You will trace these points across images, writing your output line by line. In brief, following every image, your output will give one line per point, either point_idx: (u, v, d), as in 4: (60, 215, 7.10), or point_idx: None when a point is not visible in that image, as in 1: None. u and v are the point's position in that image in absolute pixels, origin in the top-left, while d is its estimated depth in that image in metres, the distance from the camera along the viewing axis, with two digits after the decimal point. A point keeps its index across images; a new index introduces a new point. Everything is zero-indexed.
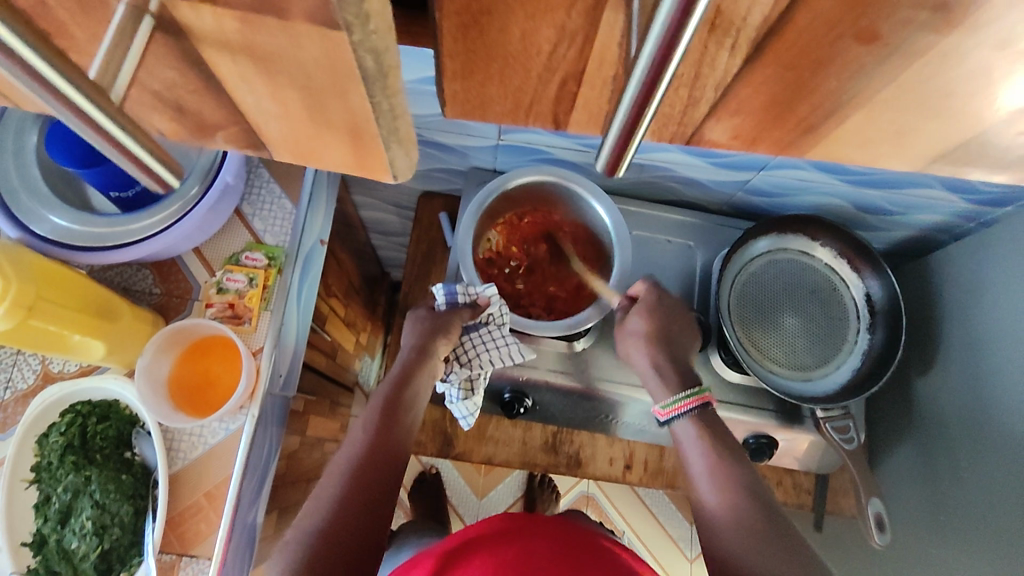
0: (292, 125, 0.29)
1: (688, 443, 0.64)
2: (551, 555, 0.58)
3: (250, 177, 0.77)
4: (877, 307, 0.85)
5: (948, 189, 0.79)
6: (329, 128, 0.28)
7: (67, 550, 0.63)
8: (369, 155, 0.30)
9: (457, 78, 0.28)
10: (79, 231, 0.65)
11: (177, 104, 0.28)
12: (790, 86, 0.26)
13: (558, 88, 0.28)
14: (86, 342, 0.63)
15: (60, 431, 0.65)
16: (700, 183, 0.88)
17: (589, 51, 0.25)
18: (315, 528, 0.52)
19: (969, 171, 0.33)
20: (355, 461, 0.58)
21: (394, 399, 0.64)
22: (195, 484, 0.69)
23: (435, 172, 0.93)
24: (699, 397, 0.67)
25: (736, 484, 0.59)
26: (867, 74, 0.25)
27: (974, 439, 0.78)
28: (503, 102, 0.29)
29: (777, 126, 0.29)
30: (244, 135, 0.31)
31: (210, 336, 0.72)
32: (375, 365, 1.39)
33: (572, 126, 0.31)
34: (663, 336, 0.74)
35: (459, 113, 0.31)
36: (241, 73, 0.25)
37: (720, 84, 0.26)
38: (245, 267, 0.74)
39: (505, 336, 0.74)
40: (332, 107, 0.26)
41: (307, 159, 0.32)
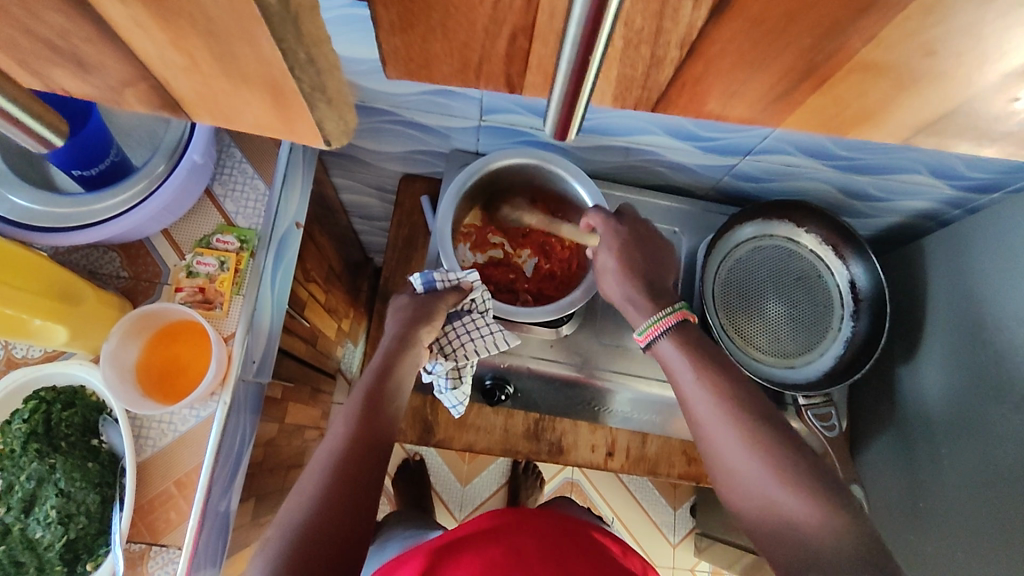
0: (205, 83, 0.26)
1: (676, 366, 0.59)
2: (540, 551, 0.58)
3: (221, 156, 0.75)
4: (861, 295, 0.85)
5: (933, 175, 0.78)
6: (245, 84, 0.25)
7: (31, 539, 0.60)
8: (296, 117, 0.27)
9: (396, 32, 0.26)
10: (38, 210, 0.62)
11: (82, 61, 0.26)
12: (762, 42, 0.24)
13: (508, 47, 0.26)
14: (48, 327, 0.61)
15: (22, 417, 0.62)
16: (686, 167, 0.87)
17: (537, 0, 0.23)
18: (296, 523, 0.51)
19: (954, 143, 0.31)
20: (337, 454, 0.55)
21: (376, 390, 0.61)
22: (165, 472, 0.67)
23: (415, 154, 0.91)
24: (678, 314, 0.61)
25: (734, 402, 0.56)
26: (843, 30, 0.23)
27: (956, 425, 0.78)
28: (448, 60, 0.27)
29: (749, 91, 0.28)
30: (157, 98, 0.28)
31: (179, 321, 0.70)
32: (358, 352, 1.37)
33: (528, 89, 0.29)
34: (635, 262, 0.66)
35: (404, 74, 0.29)
36: (135, 19, 0.22)
37: (684, 41, 0.24)
38: (216, 250, 0.72)
39: (489, 324, 0.73)
40: (243, 57, 0.23)
41: (228, 121, 0.29)
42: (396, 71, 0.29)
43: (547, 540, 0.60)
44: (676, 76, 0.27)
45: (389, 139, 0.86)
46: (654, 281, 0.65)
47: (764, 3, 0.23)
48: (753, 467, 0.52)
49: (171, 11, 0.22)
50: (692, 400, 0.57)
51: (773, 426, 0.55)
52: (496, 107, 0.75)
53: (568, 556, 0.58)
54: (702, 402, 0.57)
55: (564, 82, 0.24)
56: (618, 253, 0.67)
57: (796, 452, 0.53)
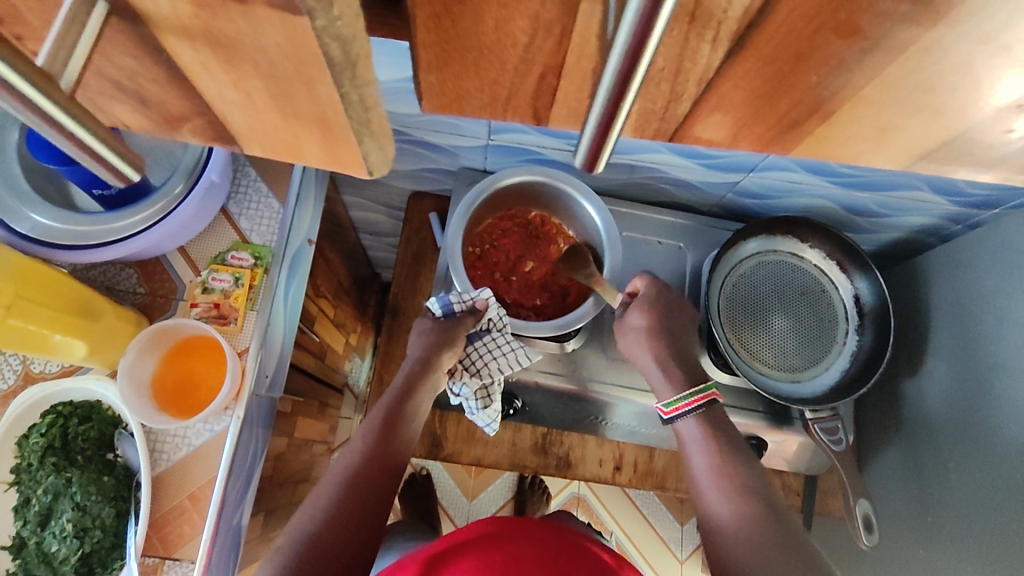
0: (258, 119, 0.28)
1: (691, 444, 0.64)
2: (536, 559, 0.59)
3: (236, 176, 0.76)
4: (865, 309, 0.86)
5: (935, 192, 0.79)
6: (297, 120, 0.27)
7: (47, 553, 0.62)
8: (342, 151, 0.29)
9: (432, 70, 0.27)
10: (59, 229, 0.63)
11: (140, 93, 0.27)
12: (771, 80, 0.26)
13: (537, 84, 0.27)
14: (67, 342, 0.62)
15: (40, 431, 0.64)
16: (691, 184, 0.88)
17: (566, 43, 0.24)
18: (306, 534, 0.51)
19: (956, 170, 0.32)
20: (352, 470, 0.56)
21: (396, 409, 0.63)
22: (179, 486, 0.68)
23: (425, 172, 0.92)
24: (708, 394, 0.66)
25: (739, 482, 0.59)
26: (850, 69, 0.25)
27: (956, 439, 0.80)
28: (479, 94, 0.29)
29: (761, 121, 0.29)
30: (211, 129, 0.30)
31: (194, 337, 0.71)
32: (366, 366, 1.38)
33: (553, 121, 0.30)
34: (665, 328, 0.72)
35: (437, 108, 0.30)
36: (204, 62, 0.24)
37: (701, 79, 0.26)
38: (231, 267, 0.73)
39: (510, 342, 0.73)
40: (300, 97, 0.25)
41: (280, 153, 0.31)
42: (429, 103, 0.30)
43: (538, 550, 0.61)
44: (693, 110, 0.28)
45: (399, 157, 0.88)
46: (671, 340, 0.71)
47: (775, 45, 0.24)
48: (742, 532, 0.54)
49: (231, 54, 0.23)
50: (700, 475, 0.61)
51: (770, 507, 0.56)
52: (506, 128, 0.77)
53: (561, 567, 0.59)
54: (708, 478, 0.60)
55: (594, 129, 0.24)
56: (655, 314, 0.72)
57: (789, 533, 0.54)
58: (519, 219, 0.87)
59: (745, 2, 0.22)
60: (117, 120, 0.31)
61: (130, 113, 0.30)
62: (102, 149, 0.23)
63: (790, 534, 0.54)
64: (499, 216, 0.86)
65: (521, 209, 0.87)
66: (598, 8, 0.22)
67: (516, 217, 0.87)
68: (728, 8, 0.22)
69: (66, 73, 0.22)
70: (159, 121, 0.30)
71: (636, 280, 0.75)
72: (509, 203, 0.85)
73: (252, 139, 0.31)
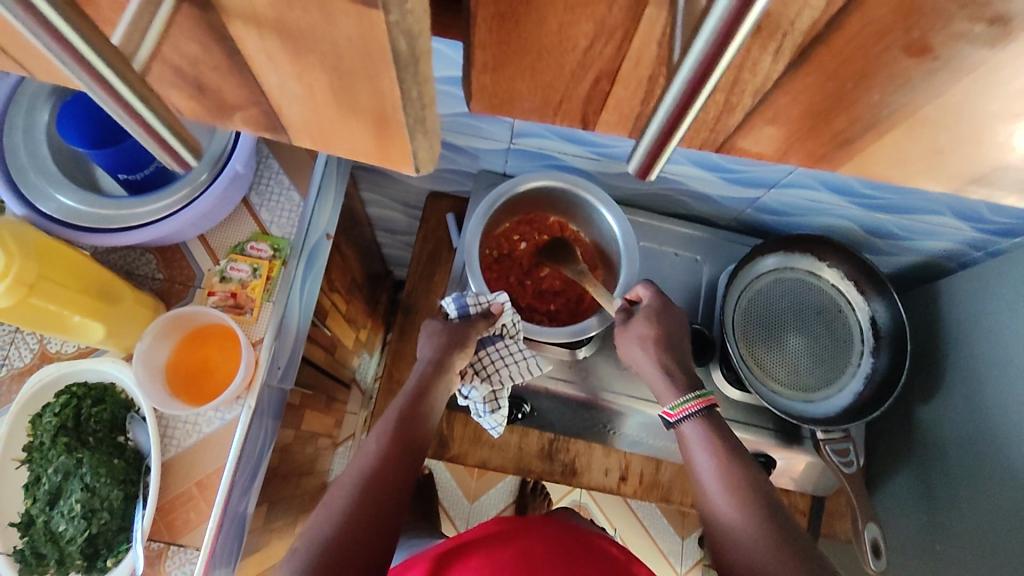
0: (315, 108, 0.29)
1: (696, 448, 0.61)
2: (545, 555, 0.61)
3: (259, 167, 0.77)
4: (882, 331, 0.85)
5: (958, 218, 0.78)
6: (354, 113, 0.28)
7: (54, 532, 0.62)
8: (393, 144, 0.30)
9: (487, 71, 0.27)
10: (85, 211, 0.64)
11: (194, 81, 0.28)
12: (829, 96, 0.26)
13: (590, 88, 0.27)
14: (86, 323, 0.62)
15: (53, 411, 0.64)
16: (712, 198, 0.88)
17: (626, 49, 0.24)
18: (323, 538, 0.51)
19: (1000, 196, 0.32)
20: (367, 472, 0.56)
21: (410, 410, 0.62)
22: (187, 473, 0.68)
23: (446, 172, 0.93)
24: (704, 399, 0.64)
25: (745, 489, 0.57)
26: (913, 86, 0.25)
27: (973, 471, 0.78)
28: (531, 97, 0.29)
29: (811, 137, 0.29)
30: (262, 118, 0.31)
31: (211, 326, 0.71)
32: (373, 362, 1.39)
33: (601, 126, 0.30)
34: (670, 338, 0.70)
35: (485, 108, 0.30)
36: (266, 51, 0.24)
37: (759, 90, 0.26)
38: (249, 258, 0.74)
39: (523, 350, 0.74)
40: (361, 90, 0.26)
41: (325, 145, 0.32)
42: (479, 103, 0.30)
43: (546, 548, 0.63)
44: (744, 121, 0.28)
45: None
46: (674, 349, 0.69)
47: (837, 62, 0.24)
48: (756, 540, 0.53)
49: (297, 44, 0.24)
50: (703, 475, 0.59)
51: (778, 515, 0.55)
52: (529, 132, 0.77)
53: (571, 556, 0.62)
54: (712, 481, 0.58)
55: (648, 145, 0.25)
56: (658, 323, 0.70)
57: (797, 544, 0.53)
58: (537, 225, 0.87)
59: (815, 15, 0.22)
60: None
61: (179, 100, 0.30)
62: (163, 129, 0.25)
63: (797, 545, 0.52)
64: (516, 219, 0.86)
65: (538, 214, 0.87)
66: (663, 14, 0.22)
67: (534, 222, 0.87)
68: (796, 21, 0.22)
69: (138, 53, 0.23)
70: (208, 110, 0.30)
71: (636, 287, 0.74)
72: (528, 207, 0.85)
73: (301, 131, 0.31)
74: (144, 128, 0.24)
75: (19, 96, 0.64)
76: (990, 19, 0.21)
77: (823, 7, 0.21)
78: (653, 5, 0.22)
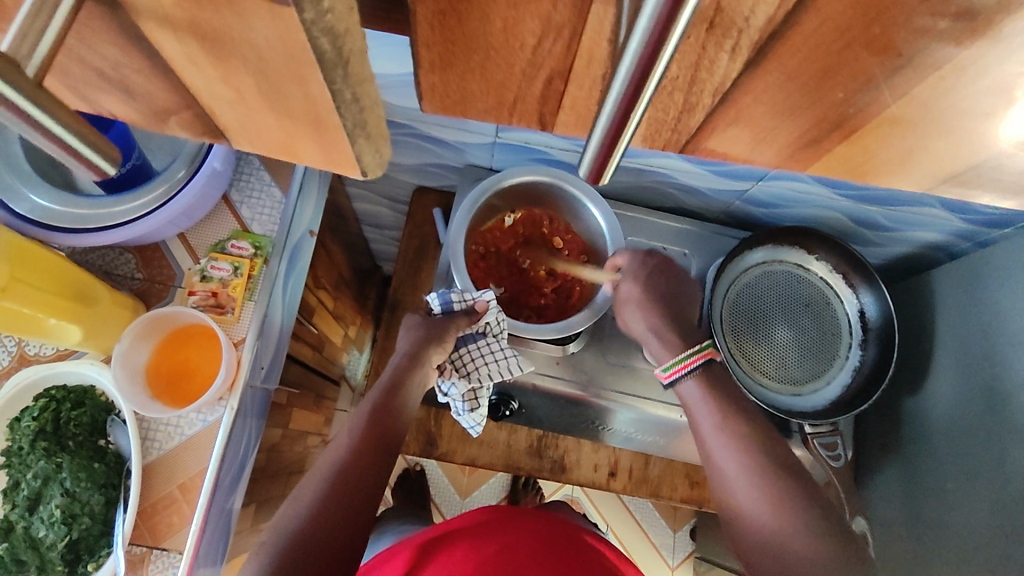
0: (246, 111, 0.28)
1: (698, 407, 0.61)
2: (530, 550, 0.61)
3: (239, 163, 0.76)
4: (870, 324, 0.85)
5: (944, 209, 0.78)
6: (291, 118, 0.27)
7: (35, 538, 0.61)
8: (335, 148, 0.29)
9: (434, 70, 0.26)
10: (57, 210, 0.63)
11: (129, 83, 0.27)
12: (793, 95, 0.25)
13: (544, 87, 0.27)
14: (62, 326, 0.61)
15: (32, 415, 0.63)
16: (699, 190, 0.87)
17: (577, 47, 0.24)
18: (292, 529, 0.51)
19: (975, 194, 0.31)
20: (338, 464, 0.55)
21: (384, 404, 0.61)
22: (169, 476, 0.67)
23: (430, 167, 0.92)
24: (705, 353, 0.63)
25: (754, 447, 0.57)
26: (875, 84, 0.24)
27: (959, 465, 0.79)
28: (484, 97, 0.28)
29: (781, 136, 0.28)
30: (199, 124, 0.29)
31: (189, 325, 0.70)
32: (363, 358, 1.38)
33: (560, 127, 0.29)
34: (659, 296, 0.70)
35: (438, 109, 0.30)
36: (188, 56, 0.24)
37: (718, 90, 0.25)
38: (230, 256, 0.73)
39: (504, 349, 0.73)
40: (291, 93, 0.25)
41: (284, 152, 0.31)
42: (430, 104, 0.29)
43: (533, 542, 0.63)
44: (707, 120, 0.27)
45: (404, 152, 0.87)
46: (672, 314, 0.69)
47: (799, 59, 0.23)
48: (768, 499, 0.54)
49: (221, 47, 0.23)
50: (707, 437, 0.59)
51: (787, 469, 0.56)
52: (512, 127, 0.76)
53: (555, 551, 0.62)
54: (717, 441, 0.58)
55: (596, 149, 0.24)
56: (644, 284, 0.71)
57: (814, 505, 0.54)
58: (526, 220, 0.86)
59: (769, 12, 0.21)
60: (109, 108, 0.30)
61: (125, 101, 0.29)
62: (73, 141, 0.22)
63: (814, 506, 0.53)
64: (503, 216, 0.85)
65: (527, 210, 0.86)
66: (611, 11, 0.21)
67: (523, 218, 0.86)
68: (750, 18, 0.21)
69: (33, 58, 0.21)
70: (149, 113, 0.29)
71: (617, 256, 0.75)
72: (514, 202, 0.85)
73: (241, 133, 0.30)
74: (50, 139, 0.22)
75: None
76: (955, 13, 0.21)
77: (777, 3, 0.21)
78: (601, 1, 0.21)
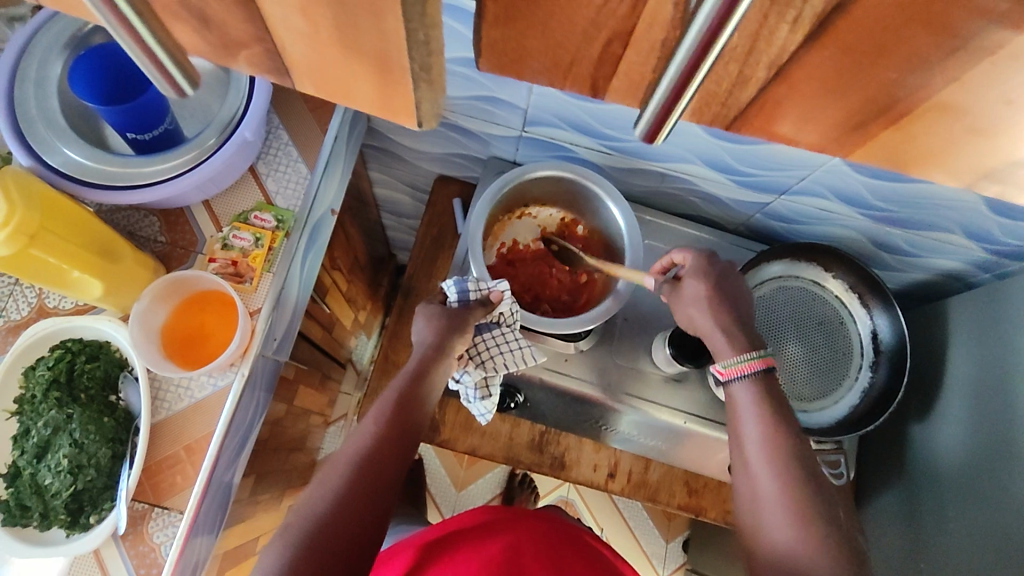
0: (317, 49, 0.29)
1: (744, 408, 0.61)
2: (536, 553, 0.61)
3: (268, 137, 0.77)
4: (882, 346, 0.85)
5: (967, 237, 0.77)
6: (358, 58, 0.29)
7: (40, 486, 0.62)
8: (395, 97, 0.32)
9: (497, 25, 0.27)
10: (91, 167, 0.64)
11: (202, 15, 0.28)
12: (846, 72, 0.25)
13: (601, 50, 0.27)
14: (84, 280, 0.62)
15: (47, 365, 0.64)
16: (719, 200, 0.87)
17: (641, 9, 0.24)
18: (316, 516, 0.51)
19: (1013, 193, 0.32)
20: (362, 453, 0.55)
21: (409, 393, 0.60)
22: (176, 436, 0.68)
23: (455, 156, 0.92)
24: (764, 359, 0.62)
25: (791, 464, 0.56)
26: (934, 64, 0.24)
27: (963, 488, 0.78)
28: (542, 58, 0.28)
29: (827, 118, 0.28)
30: (265, 58, 0.31)
31: (210, 291, 0.71)
32: (371, 343, 1.39)
33: (611, 94, 0.30)
34: (725, 293, 0.68)
35: (494, 68, 0.30)
36: None
37: (773, 63, 0.25)
38: (253, 227, 0.73)
39: (519, 339, 0.74)
40: (367, 29, 0.26)
41: (335, 95, 0.33)
42: (488, 61, 0.29)
43: (539, 547, 0.63)
44: (760, 95, 0.27)
45: (430, 139, 0.88)
46: (736, 309, 0.67)
47: (857, 32, 0.23)
48: (787, 523, 0.54)
49: None
50: (747, 442, 0.59)
51: (818, 491, 0.55)
52: (541, 120, 0.77)
53: (555, 551, 0.63)
54: (756, 448, 0.58)
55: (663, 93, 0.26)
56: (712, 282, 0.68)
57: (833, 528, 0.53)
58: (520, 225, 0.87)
59: None
60: None
61: (185, 34, 0.29)
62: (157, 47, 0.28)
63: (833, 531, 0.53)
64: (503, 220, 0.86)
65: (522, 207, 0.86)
66: None
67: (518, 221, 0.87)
68: None
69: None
70: (215, 45, 0.30)
71: (674, 253, 0.72)
72: (517, 202, 0.85)
73: (305, 76, 0.33)
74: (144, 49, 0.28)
75: (32, 49, 0.65)
76: None
77: None
78: None
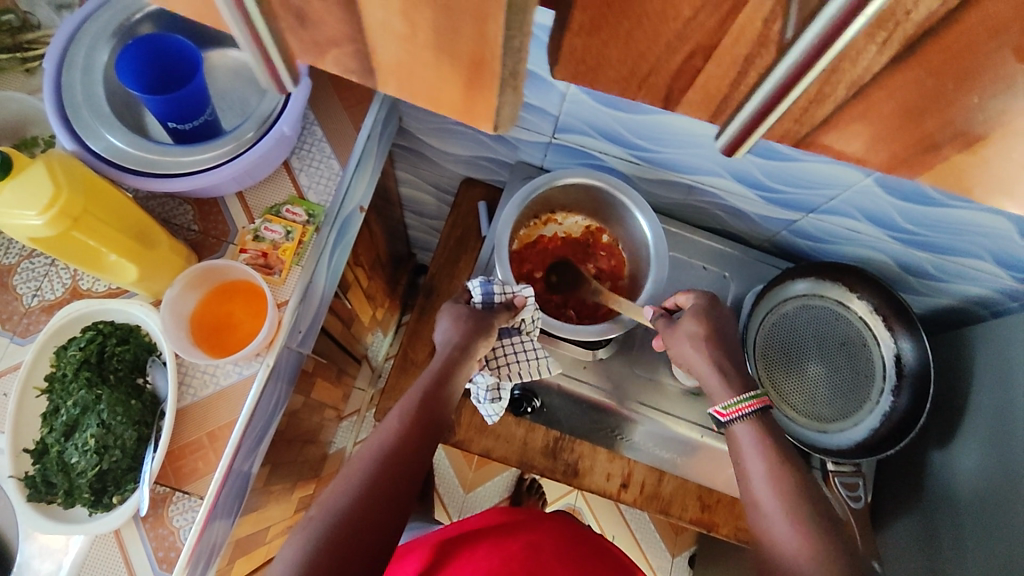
0: (409, 52, 0.30)
1: (749, 451, 0.60)
2: (555, 550, 0.62)
3: (303, 133, 0.78)
4: (905, 370, 0.84)
5: (997, 264, 0.76)
6: (450, 61, 0.30)
7: (66, 464, 0.63)
8: (478, 101, 0.32)
9: (581, 34, 0.27)
10: (131, 153, 0.66)
11: (301, 12, 0.29)
12: (926, 94, 0.25)
13: (682, 62, 0.27)
14: (121, 263, 0.63)
15: (79, 345, 0.65)
16: (746, 215, 0.87)
17: (731, 23, 0.25)
18: (338, 509, 0.51)
19: None
20: (385, 449, 0.56)
21: (432, 393, 0.61)
22: (200, 422, 0.69)
23: (482, 160, 0.93)
24: (761, 399, 0.62)
25: (799, 502, 0.55)
26: (1015, 91, 0.24)
27: (982, 518, 0.77)
28: (618, 68, 0.29)
29: (895, 139, 0.28)
30: (351, 59, 0.31)
31: (238, 281, 0.72)
32: (386, 341, 1.39)
33: (683, 107, 0.30)
34: (720, 336, 0.67)
35: (570, 76, 0.30)
36: None
37: (855, 82, 0.26)
38: (284, 220, 0.74)
39: (536, 348, 0.74)
40: (464, 33, 0.27)
41: (408, 92, 0.34)
42: (563, 71, 0.30)
43: (557, 544, 0.64)
44: (834, 114, 0.28)
45: (459, 141, 0.89)
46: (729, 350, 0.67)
47: (944, 55, 0.23)
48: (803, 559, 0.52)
49: None
50: (755, 483, 0.58)
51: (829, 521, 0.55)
52: (572, 128, 0.77)
53: (571, 550, 0.63)
54: (767, 488, 0.57)
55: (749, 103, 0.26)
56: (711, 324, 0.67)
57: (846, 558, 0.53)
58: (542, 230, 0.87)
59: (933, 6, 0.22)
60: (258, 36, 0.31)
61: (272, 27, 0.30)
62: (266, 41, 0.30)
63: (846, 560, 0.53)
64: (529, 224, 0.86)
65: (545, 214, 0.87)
66: None
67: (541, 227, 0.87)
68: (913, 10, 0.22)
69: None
70: (304, 43, 0.31)
71: (680, 295, 0.72)
72: (542, 208, 0.86)
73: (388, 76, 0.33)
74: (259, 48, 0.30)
75: (80, 38, 0.66)
76: None
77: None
78: None
